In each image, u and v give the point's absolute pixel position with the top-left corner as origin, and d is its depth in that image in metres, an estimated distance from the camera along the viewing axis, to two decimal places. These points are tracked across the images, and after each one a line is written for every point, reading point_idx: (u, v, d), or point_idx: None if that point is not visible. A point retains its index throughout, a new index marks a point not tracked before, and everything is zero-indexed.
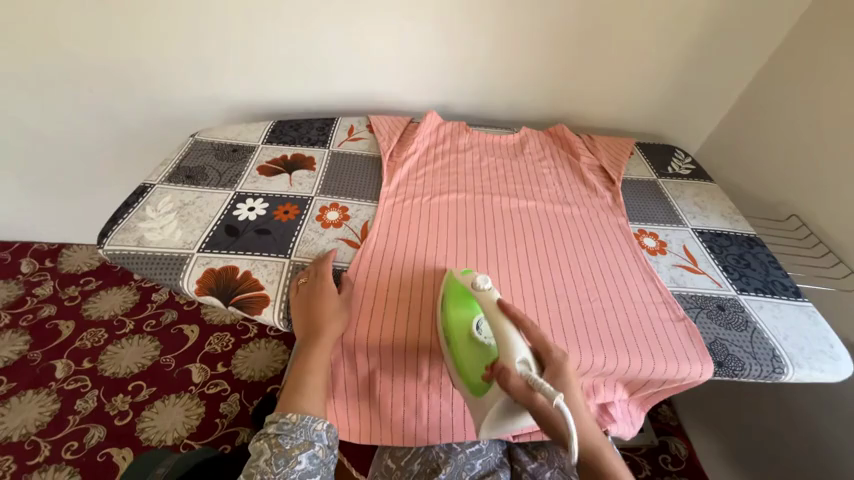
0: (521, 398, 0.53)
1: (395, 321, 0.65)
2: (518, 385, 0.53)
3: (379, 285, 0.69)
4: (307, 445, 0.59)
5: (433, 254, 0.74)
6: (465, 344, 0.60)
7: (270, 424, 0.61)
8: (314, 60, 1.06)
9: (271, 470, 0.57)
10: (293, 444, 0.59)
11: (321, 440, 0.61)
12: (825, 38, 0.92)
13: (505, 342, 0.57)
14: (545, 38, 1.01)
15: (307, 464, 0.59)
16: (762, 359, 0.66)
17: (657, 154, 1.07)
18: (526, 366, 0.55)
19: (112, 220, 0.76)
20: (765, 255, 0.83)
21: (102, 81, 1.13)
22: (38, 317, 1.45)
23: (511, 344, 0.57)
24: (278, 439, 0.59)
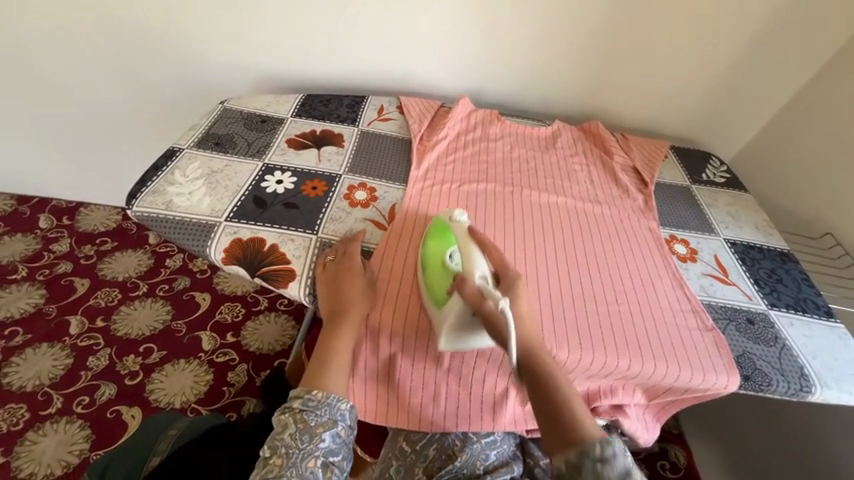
0: (474, 305, 0.58)
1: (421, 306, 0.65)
2: (472, 291, 0.59)
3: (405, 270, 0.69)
4: (331, 423, 0.60)
5: None
6: (432, 267, 0.65)
7: (295, 399, 0.61)
8: (348, 33, 1.02)
9: (296, 445, 0.58)
10: (317, 421, 0.59)
11: (344, 419, 0.61)
12: None
13: (468, 262, 0.62)
14: (592, 25, 0.97)
15: (330, 442, 0.59)
16: (790, 377, 0.65)
17: (692, 159, 1.04)
18: (485, 279, 0.60)
19: (141, 182, 0.76)
20: (798, 271, 0.81)
21: (131, 38, 1.11)
22: (55, 273, 1.47)
23: (473, 264, 0.62)
24: (303, 415, 0.59)
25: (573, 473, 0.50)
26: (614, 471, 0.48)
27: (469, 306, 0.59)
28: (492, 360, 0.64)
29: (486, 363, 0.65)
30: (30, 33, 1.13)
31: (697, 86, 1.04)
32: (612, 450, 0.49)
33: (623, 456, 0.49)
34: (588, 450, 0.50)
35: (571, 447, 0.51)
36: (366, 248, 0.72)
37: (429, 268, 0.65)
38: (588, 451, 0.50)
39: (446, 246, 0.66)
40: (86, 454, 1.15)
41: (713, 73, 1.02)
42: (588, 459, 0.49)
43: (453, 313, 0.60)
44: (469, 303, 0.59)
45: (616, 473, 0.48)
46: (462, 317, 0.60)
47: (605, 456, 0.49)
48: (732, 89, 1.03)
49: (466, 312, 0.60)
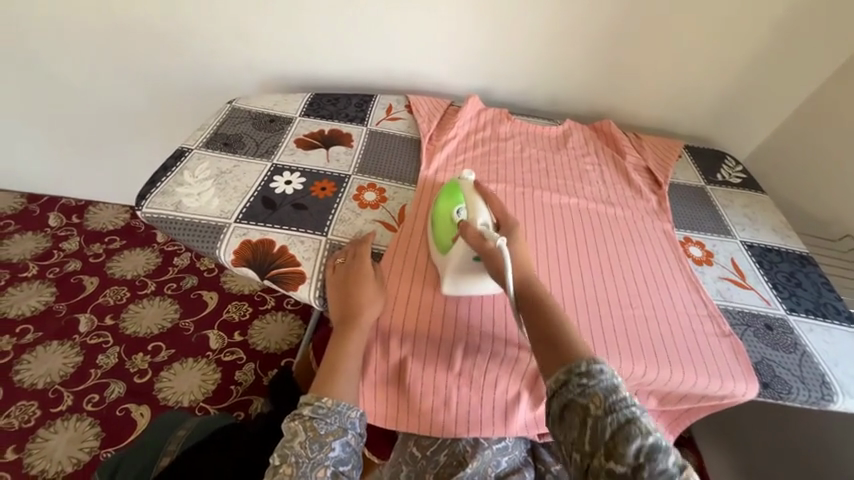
0: (474, 246, 0.61)
1: (432, 310, 0.64)
2: (472, 233, 0.61)
3: (415, 271, 0.68)
4: (340, 432, 0.60)
5: None
6: (439, 220, 0.68)
7: (306, 406, 0.61)
8: (356, 31, 1.01)
9: (306, 454, 0.57)
10: (327, 429, 0.59)
11: (354, 427, 0.61)
12: None
13: (472, 209, 0.65)
14: (606, 22, 0.94)
15: (340, 451, 0.59)
16: (810, 385, 0.63)
17: (707, 159, 1.01)
18: (486, 226, 0.63)
19: (150, 183, 0.76)
20: (817, 275, 0.79)
21: (138, 37, 1.10)
22: (65, 271, 1.49)
23: (476, 212, 0.65)
24: (313, 423, 0.59)
25: (562, 389, 0.50)
26: (601, 383, 0.48)
27: (471, 249, 0.62)
28: (504, 365, 0.63)
29: (498, 368, 0.64)
30: (39, 32, 1.13)
31: (712, 84, 1.01)
32: (599, 366, 0.49)
33: (611, 372, 0.49)
34: (576, 366, 0.50)
35: (561, 366, 0.51)
36: (376, 251, 0.71)
37: (437, 220, 0.68)
38: (577, 367, 0.50)
39: (454, 200, 0.68)
40: (96, 452, 1.16)
41: (730, 71, 0.99)
42: (576, 375, 0.49)
43: (457, 256, 0.63)
44: (470, 246, 0.62)
45: (603, 385, 0.48)
46: (465, 260, 0.64)
47: (592, 371, 0.49)
48: (749, 87, 1.01)
49: (469, 254, 0.63)
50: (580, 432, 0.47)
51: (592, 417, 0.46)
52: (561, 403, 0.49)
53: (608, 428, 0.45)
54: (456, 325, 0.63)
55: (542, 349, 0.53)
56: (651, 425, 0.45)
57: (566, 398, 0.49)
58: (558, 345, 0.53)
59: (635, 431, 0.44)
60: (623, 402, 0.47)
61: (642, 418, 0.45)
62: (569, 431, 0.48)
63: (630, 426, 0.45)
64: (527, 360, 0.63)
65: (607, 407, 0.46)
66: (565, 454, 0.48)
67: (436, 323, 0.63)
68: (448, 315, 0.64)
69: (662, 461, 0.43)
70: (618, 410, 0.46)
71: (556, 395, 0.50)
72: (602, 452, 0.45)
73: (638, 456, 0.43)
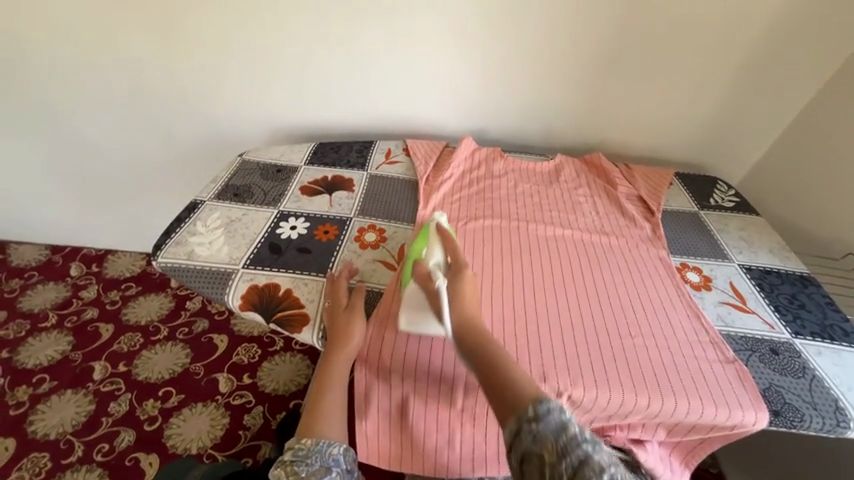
0: (422, 283, 0.66)
1: (414, 341, 0.66)
2: (419, 275, 0.66)
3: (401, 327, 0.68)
4: (323, 470, 0.62)
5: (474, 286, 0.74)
6: (408, 261, 0.73)
7: (289, 450, 0.65)
8: (354, 87, 1.10)
9: None
10: (308, 470, 0.62)
11: (338, 465, 0.64)
12: None
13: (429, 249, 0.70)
14: (591, 63, 1.00)
15: None
16: (823, 411, 0.62)
17: (699, 185, 1.04)
18: (435, 266, 0.67)
19: (165, 234, 0.81)
20: (821, 296, 0.78)
21: (156, 98, 1.20)
22: (82, 319, 1.53)
23: (432, 252, 0.69)
24: (294, 466, 0.62)
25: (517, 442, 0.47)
26: (550, 425, 0.46)
27: (420, 289, 0.66)
28: None
29: None
30: (71, 101, 1.24)
31: (696, 114, 1.06)
32: (545, 407, 0.47)
33: (558, 409, 0.47)
34: (525, 413, 0.48)
35: (512, 416, 0.49)
36: (352, 285, 0.74)
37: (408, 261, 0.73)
38: (526, 414, 0.47)
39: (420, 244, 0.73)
40: None
41: (710, 102, 1.04)
42: (527, 421, 0.47)
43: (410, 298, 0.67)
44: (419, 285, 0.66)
45: (552, 427, 0.46)
46: (413, 300, 0.67)
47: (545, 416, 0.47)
48: (731, 115, 1.05)
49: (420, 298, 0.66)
50: None
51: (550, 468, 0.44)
52: (516, 457, 0.46)
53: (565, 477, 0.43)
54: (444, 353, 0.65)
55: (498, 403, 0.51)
56: (606, 462, 0.43)
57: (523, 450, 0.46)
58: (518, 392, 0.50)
59: (589, 473, 0.42)
60: (574, 443, 0.45)
61: (596, 456, 0.43)
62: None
63: (585, 469, 0.42)
64: None
65: (561, 450, 0.44)
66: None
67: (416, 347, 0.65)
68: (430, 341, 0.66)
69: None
70: (572, 455, 0.44)
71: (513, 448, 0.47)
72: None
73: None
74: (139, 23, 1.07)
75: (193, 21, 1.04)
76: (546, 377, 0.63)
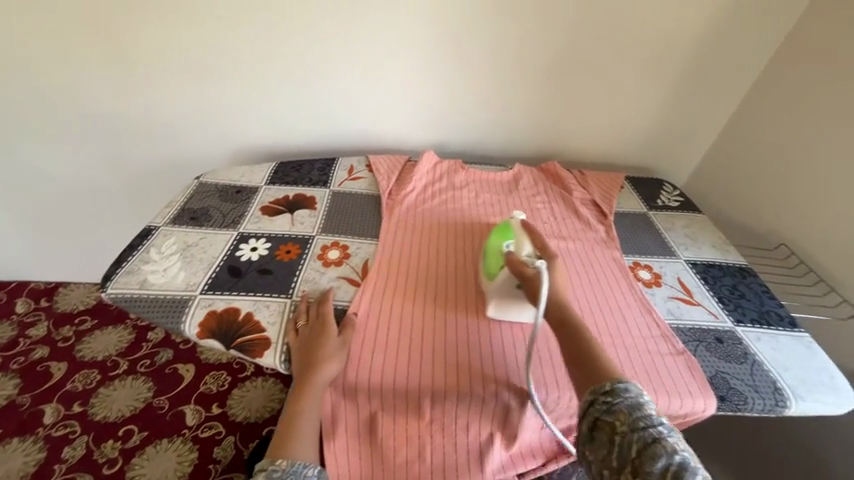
0: (517, 270, 0.67)
1: (389, 349, 0.67)
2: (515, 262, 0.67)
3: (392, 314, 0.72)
4: None
5: (440, 295, 0.75)
6: (489, 253, 0.74)
7: (261, 471, 0.61)
8: (314, 105, 1.10)
9: None
10: None
11: None
12: (786, 70, 0.99)
13: (518, 242, 0.71)
14: (542, 78, 1.05)
15: None
16: (764, 392, 0.66)
17: (647, 187, 1.10)
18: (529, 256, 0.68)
19: (116, 263, 0.78)
20: (758, 285, 0.85)
21: (104, 123, 1.16)
22: (30, 360, 1.42)
23: (522, 244, 0.70)
24: None
25: (590, 411, 0.54)
26: (626, 402, 0.53)
27: (513, 276, 0.68)
28: (472, 407, 0.64)
29: (467, 410, 0.65)
30: (9, 129, 1.17)
31: (640, 121, 1.13)
32: (625, 386, 0.54)
33: (637, 392, 0.54)
34: (601, 387, 0.55)
35: (589, 389, 0.56)
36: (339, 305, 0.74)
37: (487, 254, 0.74)
38: (602, 388, 0.55)
39: (504, 237, 0.74)
40: None
41: (651, 110, 1.11)
42: (602, 394, 0.54)
43: (501, 282, 0.69)
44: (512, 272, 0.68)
45: (628, 403, 0.52)
46: (506, 286, 0.69)
47: (620, 390, 0.54)
48: (670, 122, 1.13)
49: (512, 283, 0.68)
50: (609, 451, 0.50)
51: (619, 435, 0.50)
52: (588, 423, 0.53)
53: (634, 444, 0.49)
54: (506, 356, 0.67)
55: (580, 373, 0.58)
56: (677, 444, 0.48)
57: (595, 419, 0.53)
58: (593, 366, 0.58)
59: (660, 449, 0.47)
60: (648, 420, 0.50)
61: (668, 438, 0.48)
62: (599, 448, 0.52)
63: (655, 445, 0.48)
64: (493, 402, 0.64)
65: (633, 423, 0.50)
66: (596, 472, 0.51)
67: (478, 349, 0.68)
68: (492, 344, 0.69)
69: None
70: (644, 429, 0.50)
71: (586, 417, 0.54)
72: (628, 468, 0.48)
73: (664, 475, 0.46)
74: (80, 47, 1.02)
75: (140, 44, 1.01)
76: (510, 382, 0.64)
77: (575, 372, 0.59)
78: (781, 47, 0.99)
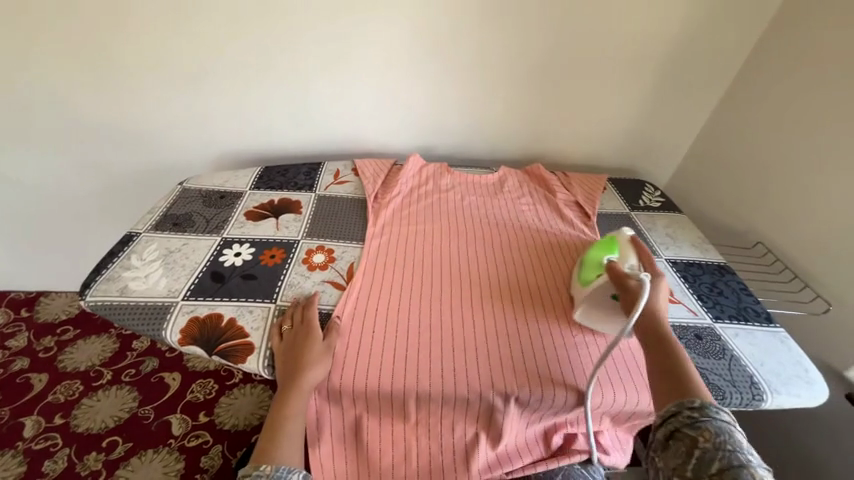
0: (617, 280, 0.68)
1: (375, 351, 0.67)
2: (618, 271, 0.68)
3: (378, 317, 0.72)
4: None
5: (429, 295, 0.76)
6: (587, 261, 0.76)
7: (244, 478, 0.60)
8: (298, 111, 1.10)
9: None
10: None
11: None
12: (760, 74, 1.02)
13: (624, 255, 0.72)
14: (525, 83, 1.07)
15: None
16: (741, 387, 0.68)
17: (628, 188, 1.12)
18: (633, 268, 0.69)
19: (96, 271, 0.77)
20: (736, 283, 0.87)
21: (84, 129, 1.14)
22: (9, 372, 1.39)
23: (626, 257, 0.71)
24: None
25: (672, 420, 0.53)
26: (714, 423, 0.50)
27: (612, 286, 0.69)
28: (456, 408, 0.65)
29: (452, 411, 0.65)
30: None
31: (620, 124, 1.15)
32: (716, 409, 0.52)
33: (729, 419, 0.51)
34: (689, 401, 0.53)
35: (672, 400, 0.55)
36: (324, 309, 0.74)
37: (585, 263, 0.76)
38: (690, 403, 0.53)
39: (608, 250, 0.75)
40: None
41: (631, 113, 1.14)
42: (689, 408, 0.53)
43: (595, 289, 0.71)
44: (612, 281, 0.69)
45: (715, 424, 0.50)
46: (600, 295, 0.71)
47: (708, 409, 0.52)
48: (650, 124, 1.15)
49: (608, 291, 0.70)
50: (685, 461, 0.49)
51: (700, 448, 0.49)
52: (666, 431, 0.53)
53: (715, 462, 0.47)
54: (554, 351, 0.69)
55: (664, 383, 0.57)
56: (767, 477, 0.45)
57: (677, 430, 0.52)
58: (678, 376, 0.57)
59: (744, 473, 0.45)
60: (737, 446, 0.48)
61: (756, 467, 0.45)
62: (673, 457, 0.50)
63: (740, 468, 0.45)
64: (477, 402, 0.64)
65: (718, 443, 0.48)
66: None
67: (528, 345, 0.70)
68: (541, 341, 0.70)
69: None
70: (730, 451, 0.47)
71: (666, 426, 0.53)
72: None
73: None
74: (57, 53, 1.01)
75: (119, 50, 1.00)
76: (494, 383, 0.65)
77: (658, 381, 0.58)
78: (753, 52, 1.03)
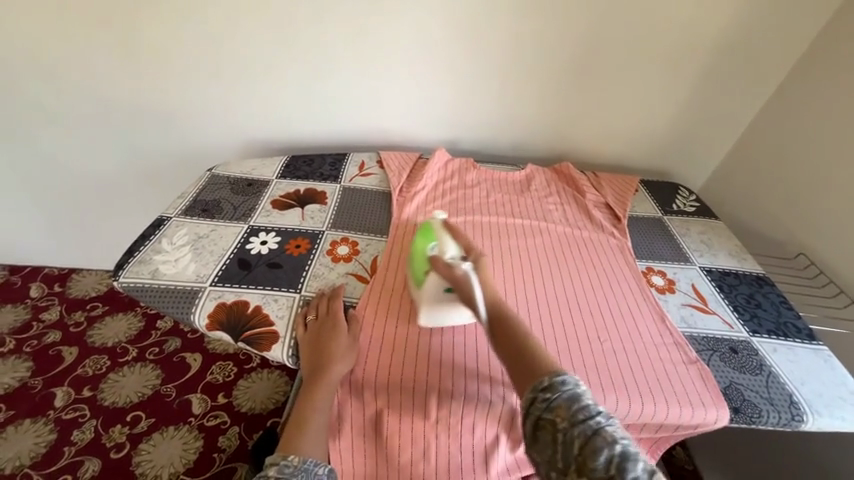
0: (444, 275, 0.66)
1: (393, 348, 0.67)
2: (441, 266, 0.66)
3: (393, 310, 0.71)
4: None
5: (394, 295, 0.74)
6: (416, 257, 0.72)
7: (271, 466, 0.61)
8: (326, 101, 1.10)
9: None
10: None
11: None
12: (815, 74, 0.96)
13: (441, 244, 0.70)
14: (558, 77, 1.04)
15: None
16: (779, 406, 0.65)
17: (662, 191, 1.08)
18: (454, 257, 0.68)
19: (128, 253, 0.78)
20: (776, 295, 0.82)
21: (119, 112, 1.17)
22: (43, 343, 1.45)
23: (444, 245, 0.70)
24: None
25: (531, 409, 0.50)
26: (564, 395, 0.49)
27: (443, 280, 0.67)
28: (480, 410, 0.64)
29: (475, 414, 0.64)
30: (26, 117, 1.19)
31: (656, 124, 1.10)
32: (560, 379, 0.50)
33: (574, 381, 0.50)
34: (539, 384, 0.51)
35: (528, 388, 0.52)
36: (347, 302, 0.74)
37: (413, 258, 0.73)
38: (540, 385, 0.50)
39: (428, 239, 0.72)
40: None
41: (669, 112, 1.09)
42: (541, 391, 0.50)
43: (431, 287, 0.68)
44: (442, 277, 0.67)
45: (566, 396, 0.48)
46: (437, 291, 0.68)
47: (558, 386, 0.49)
48: (688, 125, 1.10)
49: (443, 288, 0.67)
50: (555, 449, 0.46)
51: (562, 432, 0.47)
52: (530, 423, 0.49)
53: (575, 440, 0.45)
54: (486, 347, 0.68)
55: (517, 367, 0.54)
56: (619, 434, 0.44)
57: (536, 419, 0.49)
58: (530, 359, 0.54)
59: (601, 441, 0.43)
60: (588, 412, 0.46)
61: (607, 427, 0.45)
62: (544, 448, 0.48)
63: (597, 439, 0.44)
64: (501, 404, 0.63)
65: (572, 417, 0.46)
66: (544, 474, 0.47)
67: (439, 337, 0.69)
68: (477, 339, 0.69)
69: (631, 470, 0.41)
70: (583, 422, 0.45)
71: (527, 417, 0.50)
72: (574, 465, 0.44)
73: (609, 469, 0.42)
74: (97, 37, 1.04)
75: (154, 35, 1.02)
76: None
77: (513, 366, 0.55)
78: (810, 50, 0.96)
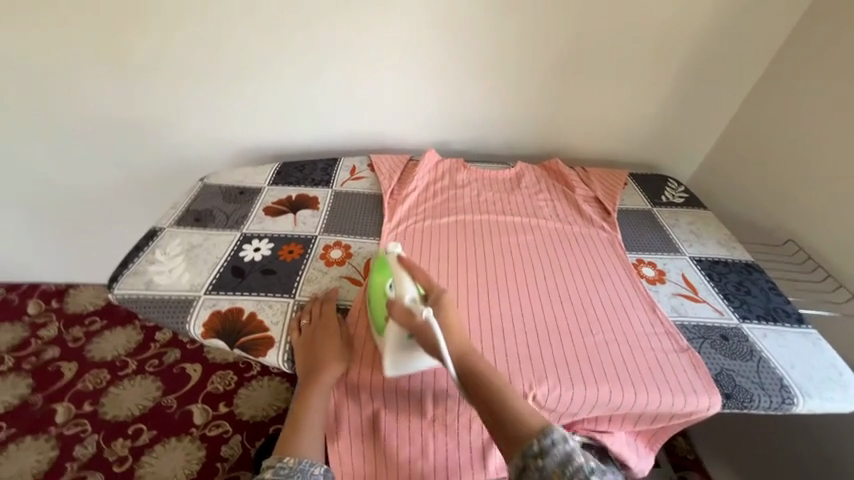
0: (404, 322, 0.61)
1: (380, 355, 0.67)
2: (401, 312, 0.61)
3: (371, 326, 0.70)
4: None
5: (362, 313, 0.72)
6: (374, 299, 0.67)
7: (269, 468, 0.62)
8: (315, 107, 1.11)
9: None
10: None
11: None
12: (795, 62, 0.98)
13: (399, 285, 0.64)
14: (544, 75, 1.05)
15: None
16: (770, 390, 0.66)
17: (651, 184, 1.09)
18: (413, 300, 0.62)
19: (122, 265, 0.79)
20: (765, 281, 0.84)
21: (110, 125, 1.17)
22: (42, 360, 1.45)
23: (401, 286, 0.64)
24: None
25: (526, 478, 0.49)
26: (555, 459, 0.48)
27: (403, 328, 0.62)
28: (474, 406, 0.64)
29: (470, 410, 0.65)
30: (18, 134, 1.20)
31: (642, 118, 1.12)
32: (549, 441, 0.49)
33: (564, 442, 0.49)
34: (529, 447, 0.49)
35: (516, 450, 0.51)
36: (340, 305, 0.74)
37: (373, 299, 0.68)
38: (531, 449, 0.49)
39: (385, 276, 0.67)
40: None
41: (655, 105, 1.10)
42: (532, 456, 0.49)
43: (391, 335, 0.62)
44: (402, 324, 0.61)
45: (558, 460, 0.48)
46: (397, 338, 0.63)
47: (549, 450, 0.48)
48: (674, 117, 1.11)
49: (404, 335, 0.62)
50: None
51: None
52: None
53: None
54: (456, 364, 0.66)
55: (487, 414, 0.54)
56: None
57: None
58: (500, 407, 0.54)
59: None
60: (582, 473, 0.46)
61: None
62: None
63: None
64: None
65: None
66: None
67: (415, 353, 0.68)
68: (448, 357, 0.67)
69: None
70: None
71: None
72: None
73: None
74: (86, 51, 1.04)
75: (143, 48, 1.03)
76: (513, 379, 0.65)
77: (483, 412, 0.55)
78: (789, 39, 0.98)
